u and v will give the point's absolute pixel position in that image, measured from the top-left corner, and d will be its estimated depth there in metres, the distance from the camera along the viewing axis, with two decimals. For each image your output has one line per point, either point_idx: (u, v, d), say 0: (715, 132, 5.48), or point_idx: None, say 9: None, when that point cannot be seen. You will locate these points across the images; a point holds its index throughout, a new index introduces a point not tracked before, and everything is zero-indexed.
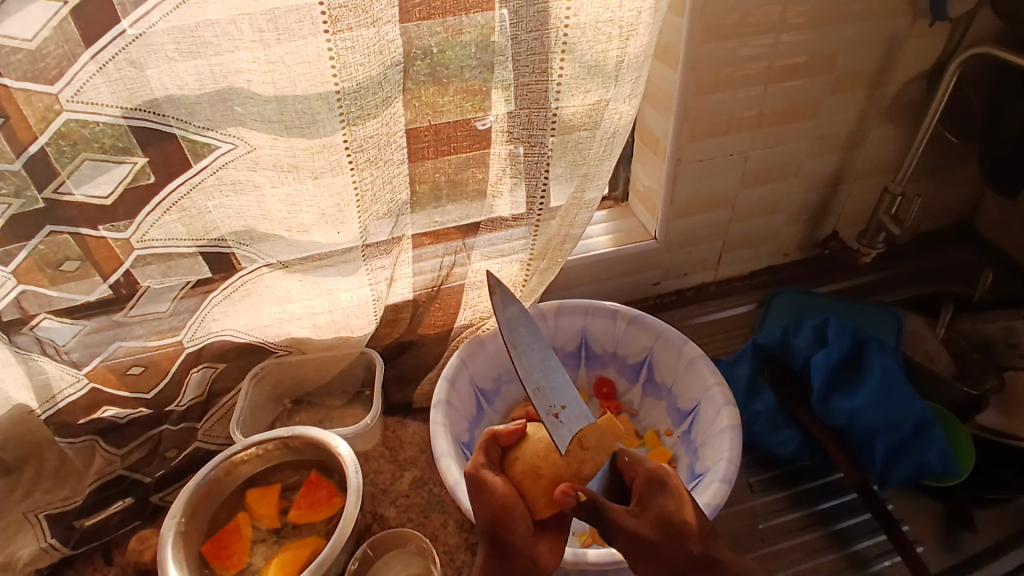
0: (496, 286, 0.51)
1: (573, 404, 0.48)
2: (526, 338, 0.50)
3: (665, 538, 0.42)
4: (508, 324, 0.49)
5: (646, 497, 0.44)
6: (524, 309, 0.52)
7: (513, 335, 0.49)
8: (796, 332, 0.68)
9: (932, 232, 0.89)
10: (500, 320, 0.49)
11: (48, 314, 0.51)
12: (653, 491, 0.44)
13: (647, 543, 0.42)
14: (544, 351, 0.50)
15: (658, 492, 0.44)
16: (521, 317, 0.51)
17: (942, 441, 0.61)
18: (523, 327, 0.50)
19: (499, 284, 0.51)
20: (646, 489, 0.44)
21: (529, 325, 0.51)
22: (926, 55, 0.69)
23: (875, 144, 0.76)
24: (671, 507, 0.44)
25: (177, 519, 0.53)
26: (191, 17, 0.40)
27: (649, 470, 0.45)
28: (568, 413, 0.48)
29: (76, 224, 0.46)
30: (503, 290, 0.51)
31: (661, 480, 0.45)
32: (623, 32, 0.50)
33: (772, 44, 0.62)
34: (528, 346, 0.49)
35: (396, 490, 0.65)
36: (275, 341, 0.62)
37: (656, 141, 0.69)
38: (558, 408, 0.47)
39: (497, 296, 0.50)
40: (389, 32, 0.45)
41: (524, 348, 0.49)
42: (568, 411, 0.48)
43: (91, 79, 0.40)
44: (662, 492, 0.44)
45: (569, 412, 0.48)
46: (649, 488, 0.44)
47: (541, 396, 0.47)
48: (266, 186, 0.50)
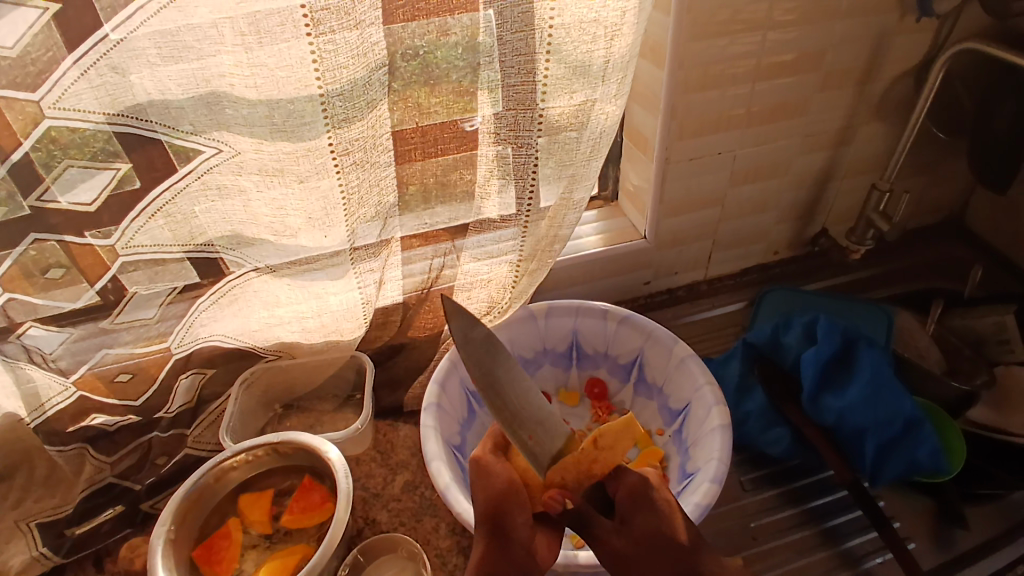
0: (453, 310, 0.46)
1: (541, 429, 0.45)
2: (491, 364, 0.46)
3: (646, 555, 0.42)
4: (469, 350, 0.45)
5: (629, 512, 0.44)
6: (488, 330, 0.47)
7: (478, 360, 0.45)
8: (785, 330, 0.67)
9: (923, 228, 0.89)
10: (461, 346, 0.45)
11: (34, 322, 0.51)
12: (633, 505, 0.44)
13: (626, 559, 0.42)
14: (516, 373, 0.47)
15: (640, 506, 0.44)
16: (484, 339, 0.46)
17: (931, 438, 0.61)
18: (491, 352, 0.46)
19: (456, 308, 0.46)
20: (627, 504, 0.44)
21: (495, 348, 0.46)
22: (913, 51, 0.69)
23: (864, 141, 0.76)
24: (652, 521, 0.43)
25: (167, 526, 0.53)
26: (172, 21, 0.40)
27: (630, 485, 0.45)
28: (539, 433, 0.45)
29: (60, 231, 0.46)
30: (460, 313, 0.46)
31: (641, 493, 0.44)
32: (608, 33, 0.50)
33: (759, 42, 0.62)
34: (495, 369, 0.46)
35: (388, 494, 0.65)
36: (264, 346, 0.62)
37: (645, 141, 0.69)
38: (528, 436, 0.44)
39: (456, 321, 0.45)
40: (373, 34, 0.44)
41: (492, 375, 0.45)
42: (537, 436, 0.45)
43: (73, 85, 0.40)
44: (643, 506, 0.44)
45: (537, 439, 0.45)
46: (630, 502, 0.44)
47: (511, 423, 0.44)
48: (251, 191, 0.49)
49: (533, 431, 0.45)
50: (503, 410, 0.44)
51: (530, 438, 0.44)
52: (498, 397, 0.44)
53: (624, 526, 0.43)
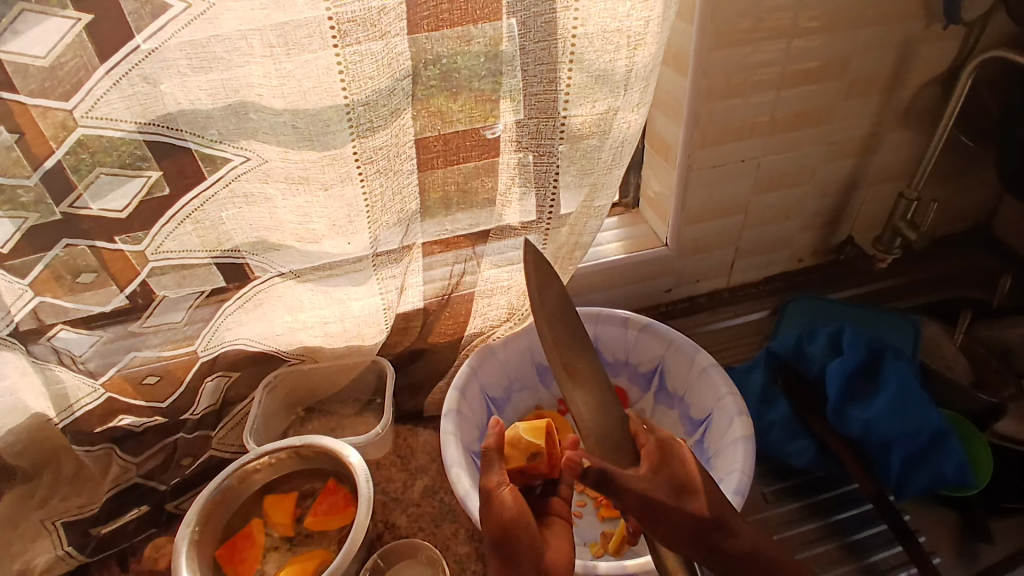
0: (530, 254, 0.54)
1: (586, 366, 0.54)
2: (550, 300, 0.55)
3: (678, 501, 0.45)
4: (536, 286, 0.54)
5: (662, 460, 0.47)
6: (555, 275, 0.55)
7: (536, 297, 0.55)
8: (810, 340, 0.66)
9: (951, 237, 0.87)
10: (530, 281, 0.54)
11: (65, 324, 0.52)
12: (663, 456, 0.47)
13: (660, 506, 0.44)
14: (569, 311, 0.56)
15: (670, 454, 0.48)
16: (548, 280, 0.55)
17: (959, 451, 0.60)
18: (550, 291, 0.55)
19: (533, 250, 0.55)
20: (657, 454, 0.47)
21: (556, 288, 0.55)
22: (941, 58, 0.68)
23: (890, 148, 0.75)
24: (682, 470, 0.47)
25: (192, 528, 0.54)
26: (202, 33, 0.41)
27: (659, 440, 0.49)
28: (583, 369, 0.53)
29: (92, 236, 0.47)
30: (540, 263, 0.55)
31: (671, 447, 0.48)
32: (631, 42, 0.50)
33: (784, 49, 0.61)
34: (552, 304, 0.55)
35: (407, 499, 0.65)
36: (287, 350, 0.62)
37: (666, 148, 0.69)
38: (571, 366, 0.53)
39: (530, 261, 0.54)
40: (398, 44, 0.45)
41: (547, 309, 0.55)
42: (580, 370, 0.53)
43: (106, 95, 0.41)
44: (674, 457, 0.48)
45: (581, 370, 0.53)
46: (661, 453, 0.48)
47: (557, 355, 0.54)
48: (277, 198, 0.50)
49: (574, 367, 0.53)
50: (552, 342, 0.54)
51: (572, 369, 0.53)
52: (553, 329, 0.54)
53: (657, 475, 0.46)
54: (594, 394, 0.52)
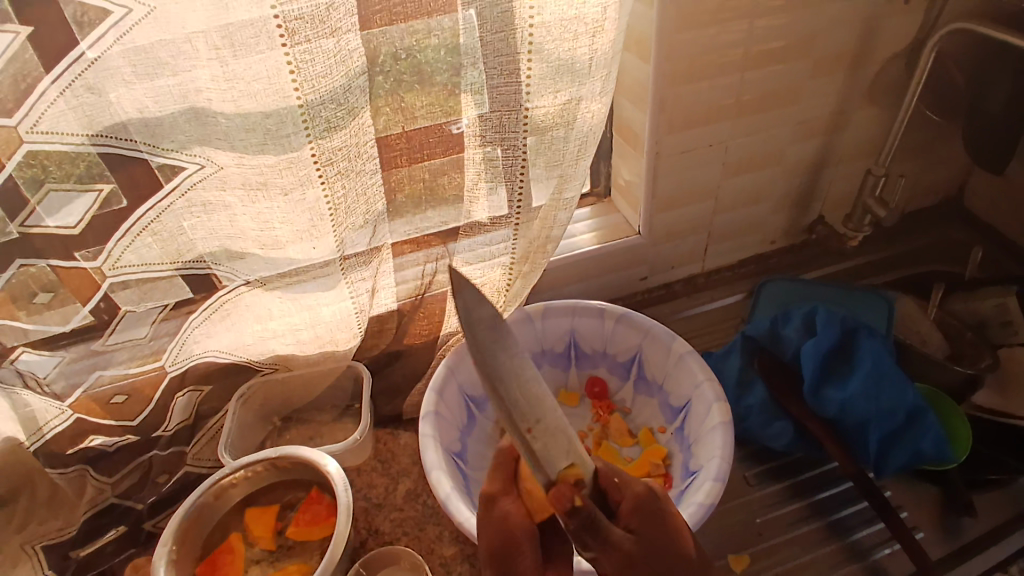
0: (460, 279, 0.40)
1: (549, 419, 0.40)
2: (487, 345, 0.39)
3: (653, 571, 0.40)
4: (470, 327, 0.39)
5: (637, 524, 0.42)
6: (489, 304, 0.40)
7: (472, 342, 0.39)
8: (785, 323, 0.67)
9: (921, 212, 0.88)
10: (460, 317, 0.39)
11: (25, 346, 0.50)
12: (642, 519, 0.42)
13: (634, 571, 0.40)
14: (512, 356, 0.40)
15: (647, 519, 0.42)
16: (488, 318, 0.40)
17: (936, 426, 0.61)
18: (485, 327, 0.40)
19: (462, 278, 0.40)
20: (635, 516, 0.42)
21: (492, 322, 0.40)
22: (902, 34, 0.68)
23: (857, 126, 0.75)
24: (661, 535, 0.42)
25: (167, 547, 0.53)
26: (146, 38, 0.39)
27: (636, 498, 0.43)
28: (545, 426, 0.40)
29: (46, 255, 0.45)
30: (471, 292, 0.40)
31: (647, 507, 0.43)
32: (590, 29, 0.49)
33: (747, 30, 0.61)
34: (492, 352, 0.39)
35: (390, 504, 0.65)
36: (260, 359, 0.61)
37: (635, 136, 0.68)
38: (532, 423, 0.39)
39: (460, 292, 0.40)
40: (350, 40, 0.44)
41: (488, 360, 0.39)
42: (545, 425, 0.40)
43: (51, 107, 0.39)
44: (649, 520, 0.42)
45: (545, 429, 0.39)
46: (637, 518, 0.42)
47: (511, 414, 0.39)
48: (236, 206, 0.49)
49: (537, 424, 0.39)
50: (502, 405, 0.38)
51: (533, 428, 0.39)
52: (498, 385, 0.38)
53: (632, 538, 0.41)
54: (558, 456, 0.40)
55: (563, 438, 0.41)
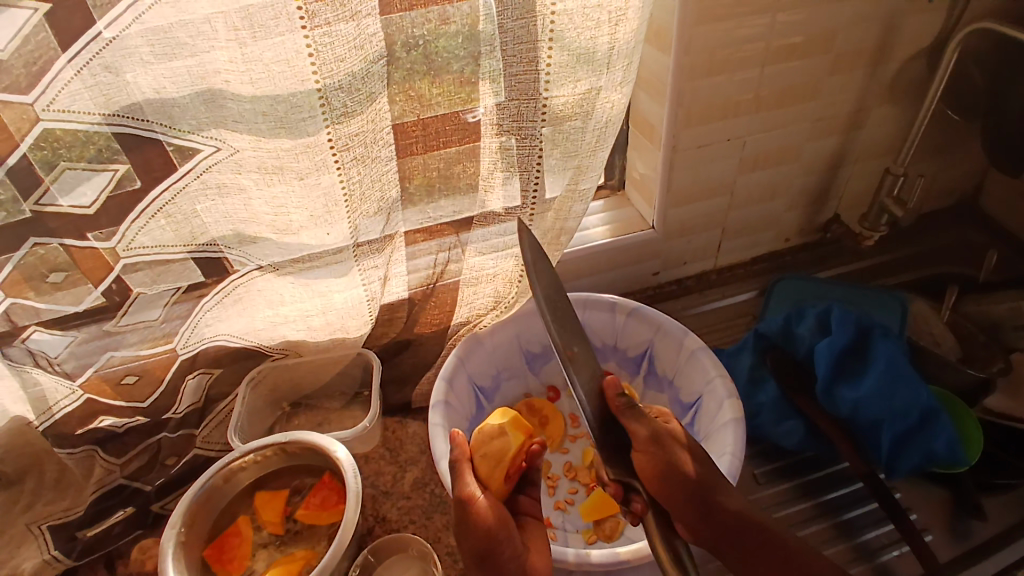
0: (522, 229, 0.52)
1: (583, 347, 0.50)
2: (547, 282, 0.51)
3: (673, 473, 0.47)
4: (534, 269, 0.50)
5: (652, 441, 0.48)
6: (540, 249, 0.52)
7: (536, 277, 0.50)
8: (799, 321, 0.66)
9: (937, 213, 0.87)
10: (528, 256, 0.50)
11: (38, 326, 0.50)
12: (656, 441, 0.48)
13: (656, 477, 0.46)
14: (558, 291, 0.52)
15: (657, 436, 0.48)
16: (540, 259, 0.52)
17: (950, 427, 0.60)
18: (541, 266, 0.51)
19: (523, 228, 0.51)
20: (652, 441, 0.48)
21: (546, 264, 0.52)
22: (926, 32, 0.67)
23: (877, 124, 0.74)
24: (673, 456, 0.47)
25: (177, 529, 0.53)
26: (165, 18, 0.39)
27: (652, 428, 0.48)
28: (581, 353, 0.50)
29: (60, 235, 0.45)
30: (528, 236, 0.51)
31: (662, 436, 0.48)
32: (612, 18, 0.48)
33: (769, 23, 0.60)
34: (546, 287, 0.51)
35: (397, 492, 0.65)
36: (270, 344, 0.61)
37: (651, 129, 0.68)
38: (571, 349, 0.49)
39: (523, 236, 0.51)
40: (370, 25, 0.43)
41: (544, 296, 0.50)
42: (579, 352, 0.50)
43: (68, 86, 0.39)
44: (664, 445, 0.48)
45: (580, 355, 0.50)
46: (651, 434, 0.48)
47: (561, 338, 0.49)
48: (251, 189, 0.48)
49: (574, 349, 0.49)
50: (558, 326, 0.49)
51: (572, 352, 0.49)
52: (553, 308, 0.50)
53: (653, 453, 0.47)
54: (589, 380, 0.49)
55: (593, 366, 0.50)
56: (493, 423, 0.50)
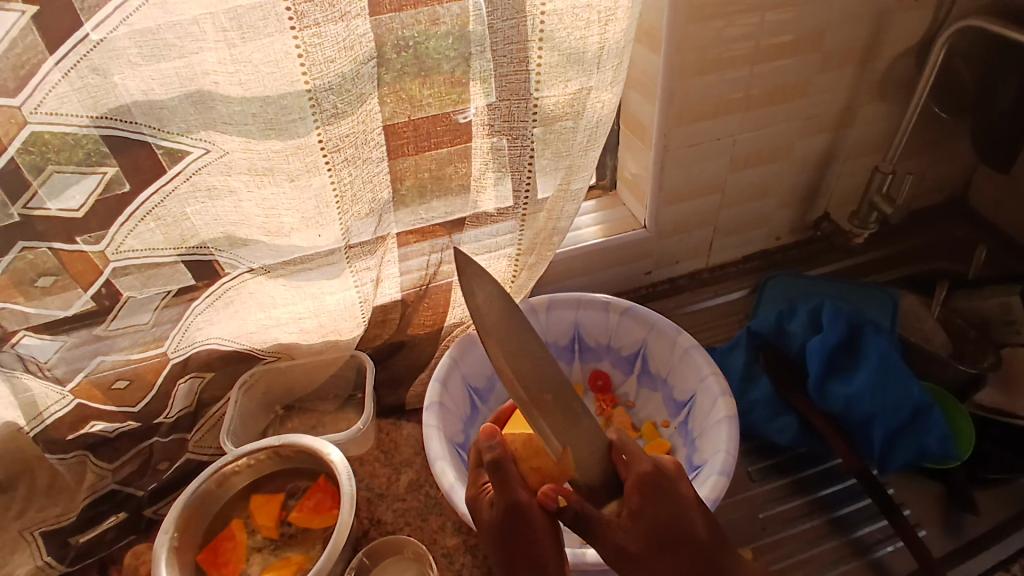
0: (463, 262, 0.46)
1: (557, 390, 0.46)
2: (500, 320, 0.46)
3: (655, 551, 0.41)
4: (479, 308, 0.46)
5: (642, 503, 0.42)
6: (496, 284, 0.48)
7: (489, 325, 0.45)
8: (790, 317, 0.67)
9: (926, 210, 0.88)
10: (470, 308, 0.46)
11: (27, 331, 0.50)
12: (644, 499, 0.42)
13: (632, 557, 0.41)
14: (521, 330, 0.47)
15: (651, 496, 0.42)
16: (494, 297, 0.47)
17: (943, 423, 0.60)
18: (495, 305, 0.47)
19: (466, 258, 0.47)
20: (638, 497, 0.42)
21: (502, 301, 0.47)
22: (913, 30, 0.68)
23: (865, 123, 0.75)
24: (674, 521, 0.42)
25: (170, 534, 0.52)
26: (152, 20, 0.39)
27: (641, 475, 0.43)
28: (552, 399, 0.45)
29: (49, 238, 0.45)
30: (477, 273, 0.47)
31: (654, 485, 0.42)
32: (601, 18, 0.48)
33: (758, 22, 0.60)
34: (501, 329, 0.46)
35: (392, 494, 0.65)
36: (262, 348, 0.61)
37: (643, 129, 0.68)
38: (540, 397, 0.45)
39: (464, 275, 0.46)
40: (360, 25, 0.43)
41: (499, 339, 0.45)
42: (553, 397, 0.45)
43: (56, 89, 0.39)
44: (656, 497, 0.42)
45: (553, 399, 0.45)
46: (641, 494, 0.42)
47: (521, 389, 0.44)
48: (242, 191, 0.48)
49: (543, 398, 0.45)
50: (517, 373, 0.45)
51: (542, 402, 0.45)
52: (515, 358, 0.45)
53: (633, 523, 0.41)
54: (566, 430, 0.45)
55: (570, 410, 0.46)
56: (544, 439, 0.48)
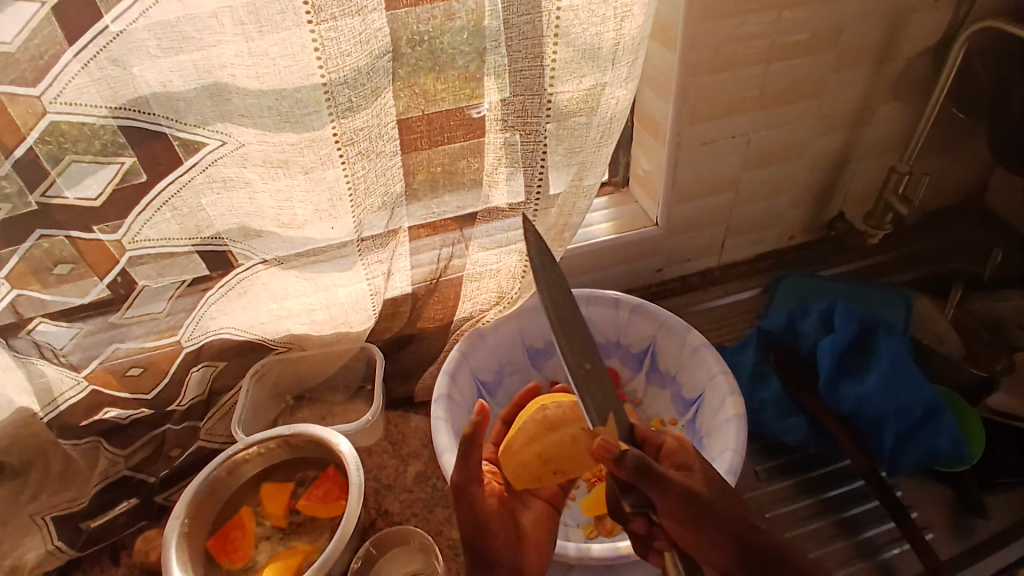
0: (530, 232, 0.48)
1: (602, 363, 0.46)
2: (557, 288, 0.47)
3: (713, 493, 0.43)
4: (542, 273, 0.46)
5: (682, 458, 0.46)
6: (555, 260, 0.49)
7: (551, 288, 0.47)
8: (802, 317, 0.67)
9: (942, 211, 0.87)
10: (535, 266, 0.46)
11: (42, 318, 0.51)
12: (682, 453, 0.46)
13: (697, 500, 0.42)
14: (574, 304, 0.48)
15: (688, 452, 0.46)
16: (554, 269, 0.48)
17: (953, 426, 0.60)
18: (557, 278, 0.48)
19: (531, 230, 0.48)
20: (679, 452, 0.46)
21: (561, 275, 0.48)
22: (933, 29, 0.67)
23: (882, 122, 0.74)
24: (710, 470, 0.46)
25: (181, 520, 0.53)
26: (172, 12, 0.39)
27: (676, 438, 0.47)
28: (597, 370, 0.46)
29: (66, 227, 0.46)
30: (539, 245, 0.48)
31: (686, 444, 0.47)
32: (617, 14, 0.48)
33: (774, 20, 0.60)
34: (559, 299, 0.47)
35: (400, 485, 0.65)
36: (273, 338, 0.62)
37: (656, 125, 0.67)
38: (587, 365, 0.45)
39: (532, 242, 0.47)
40: (376, 19, 0.43)
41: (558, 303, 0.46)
42: (596, 369, 0.46)
43: (75, 80, 0.39)
44: (692, 455, 0.46)
45: (597, 369, 0.46)
46: (678, 452, 0.46)
47: (570, 352, 0.45)
48: (256, 183, 0.49)
49: (591, 367, 0.46)
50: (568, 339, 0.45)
51: (587, 370, 0.45)
52: (568, 328, 0.46)
53: (686, 471, 0.44)
54: (608, 399, 0.46)
55: (610, 385, 0.46)
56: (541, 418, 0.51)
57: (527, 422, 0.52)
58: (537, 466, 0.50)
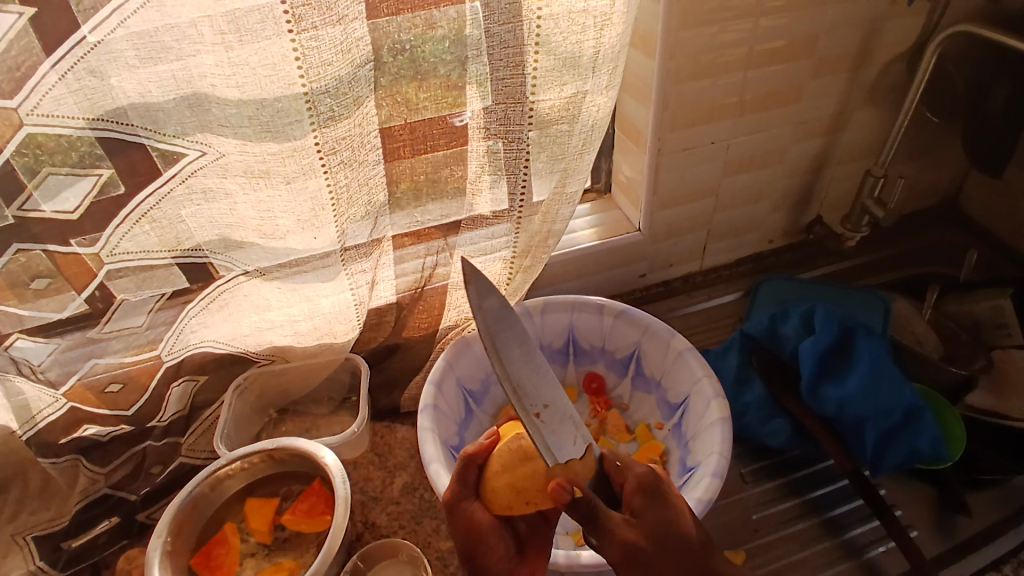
0: (473, 276, 0.47)
1: (555, 403, 0.48)
2: (500, 332, 0.48)
3: (662, 549, 0.41)
4: (484, 319, 0.47)
5: (642, 504, 0.43)
6: (503, 297, 0.49)
7: (493, 334, 0.47)
8: (784, 320, 0.67)
9: (916, 214, 0.89)
10: (477, 314, 0.47)
11: (20, 333, 0.49)
12: (645, 498, 0.44)
13: (642, 556, 0.41)
14: (523, 345, 0.49)
15: (652, 497, 0.44)
16: (500, 308, 0.48)
17: (932, 426, 0.61)
18: (503, 319, 0.48)
19: (473, 271, 0.48)
20: (640, 497, 0.44)
21: (508, 314, 0.49)
22: (904, 36, 0.68)
23: (857, 128, 0.75)
24: (672, 518, 0.43)
25: (163, 538, 0.52)
26: (150, 22, 0.39)
27: (640, 478, 0.44)
28: (551, 412, 0.47)
29: (43, 240, 0.45)
30: (482, 285, 0.48)
31: (653, 487, 0.44)
32: (598, 23, 0.49)
33: (751, 28, 0.61)
34: (504, 345, 0.48)
35: (387, 497, 0.64)
36: (256, 351, 0.61)
37: (637, 132, 0.68)
38: (539, 409, 0.47)
39: (474, 288, 0.47)
40: (357, 29, 0.43)
41: (502, 353, 0.47)
42: (551, 409, 0.47)
43: (52, 90, 0.39)
44: (656, 500, 0.44)
45: (551, 410, 0.47)
46: (642, 496, 0.44)
47: (521, 401, 0.46)
48: (237, 194, 0.48)
49: (543, 408, 0.47)
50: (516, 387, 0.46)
51: (540, 414, 0.47)
52: (515, 373, 0.47)
53: (638, 522, 0.42)
54: (564, 437, 0.47)
55: (567, 422, 0.48)
56: (516, 444, 0.49)
57: (502, 450, 0.49)
58: (509, 495, 0.48)
